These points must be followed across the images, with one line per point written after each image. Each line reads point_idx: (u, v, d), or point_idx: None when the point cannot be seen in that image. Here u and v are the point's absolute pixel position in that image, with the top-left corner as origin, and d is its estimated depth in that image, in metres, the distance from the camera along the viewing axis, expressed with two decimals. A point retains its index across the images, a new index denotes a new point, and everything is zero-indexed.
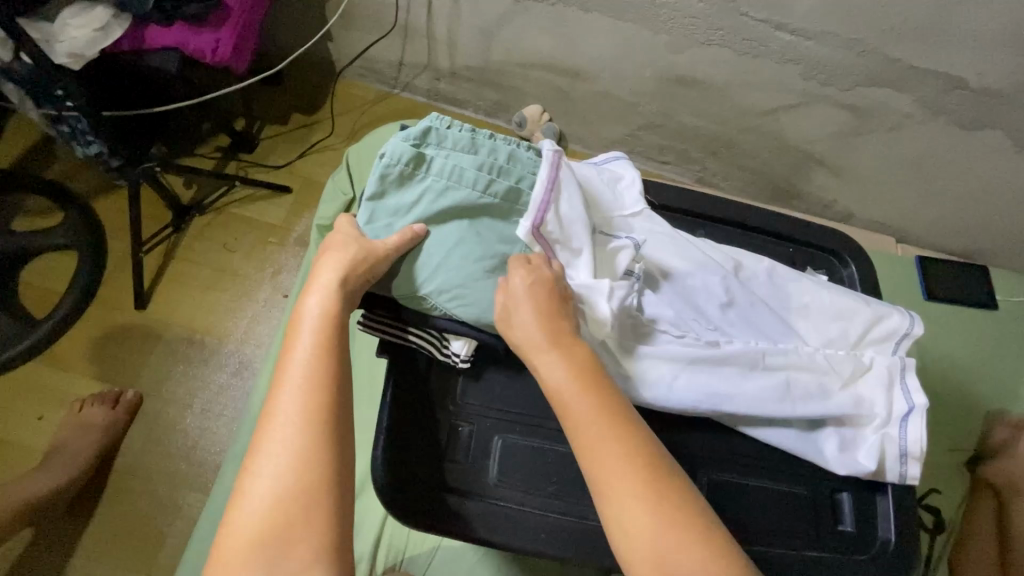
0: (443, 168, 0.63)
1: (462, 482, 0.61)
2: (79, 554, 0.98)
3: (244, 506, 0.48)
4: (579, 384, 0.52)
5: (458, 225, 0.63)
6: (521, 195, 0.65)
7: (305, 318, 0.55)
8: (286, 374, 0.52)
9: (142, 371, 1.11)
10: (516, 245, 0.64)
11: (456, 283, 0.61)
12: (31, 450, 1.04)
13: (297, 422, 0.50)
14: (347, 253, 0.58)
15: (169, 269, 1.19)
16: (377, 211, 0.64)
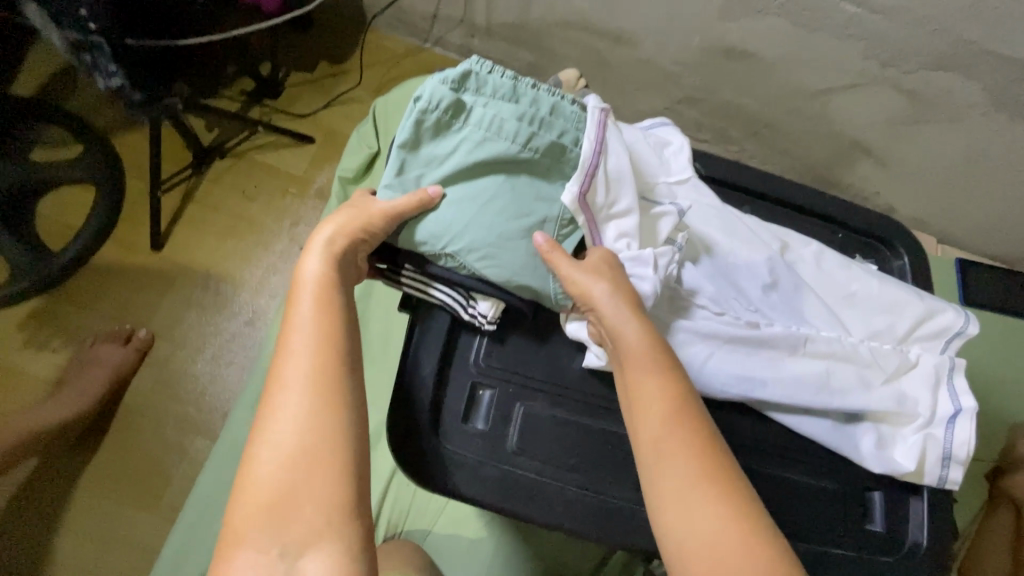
0: (482, 118, 0.59)
1: (480, 448, 0.57)
2: (87, 488, 0.99)
3: (254, 470, 0.46)
4: (652, 358, 0.52)
5: (493, 180, 0.59)
6: (566, 151, 0.60)
7: (303, 281, 0.52)
8: (292, 334, 0.50)
9: (156, 313, 1.10)
10: (555, 205, 0.60)
11: (487, 241, 0.58)
12: (41, 382, 1.04)
13: (305, 384, 0.48)
14: (347, 217, 0.56)
15: (186, 211, 1.17)
16: (410, 160, 0.60)
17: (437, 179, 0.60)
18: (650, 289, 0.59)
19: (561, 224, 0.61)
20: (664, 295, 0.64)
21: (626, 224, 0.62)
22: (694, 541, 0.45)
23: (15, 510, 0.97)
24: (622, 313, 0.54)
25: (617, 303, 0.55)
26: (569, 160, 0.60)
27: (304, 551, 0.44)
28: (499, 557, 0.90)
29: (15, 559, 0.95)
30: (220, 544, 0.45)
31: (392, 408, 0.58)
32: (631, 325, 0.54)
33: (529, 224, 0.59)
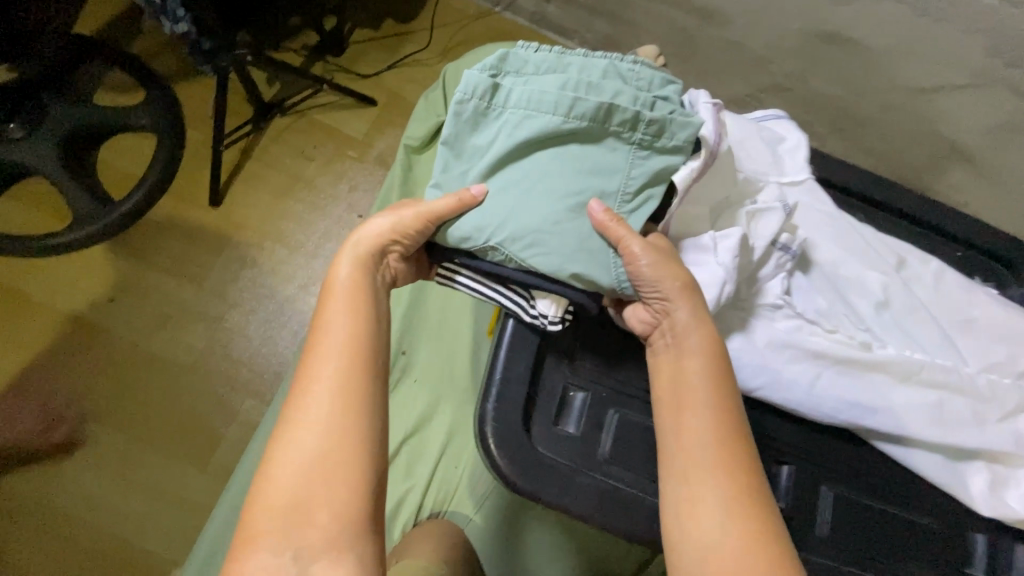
0: (522, 96, 0.53)
1: (572, 455, 0.54)
2: (139, 442, 0.97)
3: (277, 466, 0.46)
4: (704, 354, 0.51)
5: (543, 158, 0.54)
6: (613, 113, 0.52)
7: (336, 283, 0.53)
8: (328, 332, 0.50)
9: (211, 270, 1.07)
10: (612, 179, 0.54)
11: (532, 227, 0.52)
12: (96, 332, 1.01)
13: (334, 388, 0.48)
14: (389, 215, 0.55)
15: (245, 168, 1.14)
16: (455, 157, 0.56)
17: (483, 170, 0.55)
18: (717, 276, 0.54)
19: (622, 198, 0.54)
20: (764, 305, 0.59)
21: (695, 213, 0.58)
22: (720, 558, 0.43)
23: (63, 460, 0.95)
24: (688, 307, 0.51)
25: (688, 297, 0.51)
26: (620, 120, 0.53)
27: (316, 560, 0.44)
28: (547, 547, 0.89)
29: (60, 508, 0.93)
30: (236, 540, 0.45)
31: (484, 405, 0.54)
32: (696, 327, 0.51)
33: (582, 200, 0.53)
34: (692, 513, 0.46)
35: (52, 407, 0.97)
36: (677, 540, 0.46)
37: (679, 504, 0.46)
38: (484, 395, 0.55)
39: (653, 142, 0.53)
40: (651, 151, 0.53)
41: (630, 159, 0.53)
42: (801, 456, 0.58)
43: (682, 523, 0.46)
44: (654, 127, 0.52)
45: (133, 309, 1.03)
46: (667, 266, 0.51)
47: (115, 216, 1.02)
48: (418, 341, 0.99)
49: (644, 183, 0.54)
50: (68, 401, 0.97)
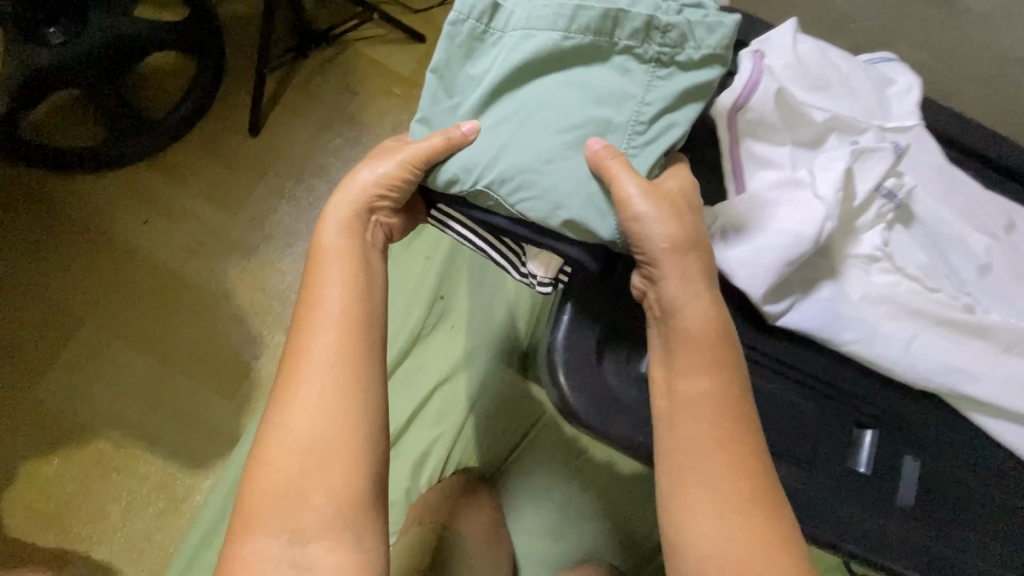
0: (522, 15, 0.47)
1: (644, 394, 0.51)
2: (167, 367, 0.95)
3: (272, 447, 0.46)
4: (703, 338, 0.46)
5: (546, 79, 0.47)
6: (622, 23, 0.46)
7: (325, 252, 0.51)
8: (321, 311, 0.48)
9: (248, 199, 1.03)
10: (623, 109, 0.47)
11: (525, 165, 0.45)
12: (127, 253, 0.98)
13: (327, 364, 0.47)
14: (373, 168, 0.51)
15: (286, 97, 1.09)
16: (447, 86, 0.49)
17: (480, 99, 0.48)
18: (817, 212, 0.49)
19: (633, 131, 0.47)
20: (860, 256, 0.54)
21: (773, 153, 0.54)
22: (715, 556, 0.43)
23: (87, 380, 0.92)
24: (678, 278, 0.46)
25: (681, 264, 0.46)
26: (630, 34, 0.46)
27: (314, 541, 0.43)
28: (578, 507, 0.86)
29: (84, 426, 0.91)
30: (233, 522, 0.45)
31: (555, 334, 0.52)
32: (694, 303, 0.47)
33: (580, 135, 0.46)
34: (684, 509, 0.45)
35: (80, 325, 0.94)
36: (670, 531, 0.45)
37: (675, 500, 0.45)
38: (554, 326, 0.52)
39: (673, 56, 0.47)
40: (673, 67, 0.47)
41: (646, 83, 0.47)
42: (888, 419, 0.53)
43: (678, 520, 0.45)
44: (670, 35, 0.46)
45: (168, 234, 1.00)
46: (665, 225, 0.45)
47: (157, 135, 1.00)
48: (458, 286, 0.95)
49: (661, 108, 0.47)
50: (97, 320, 0.95)
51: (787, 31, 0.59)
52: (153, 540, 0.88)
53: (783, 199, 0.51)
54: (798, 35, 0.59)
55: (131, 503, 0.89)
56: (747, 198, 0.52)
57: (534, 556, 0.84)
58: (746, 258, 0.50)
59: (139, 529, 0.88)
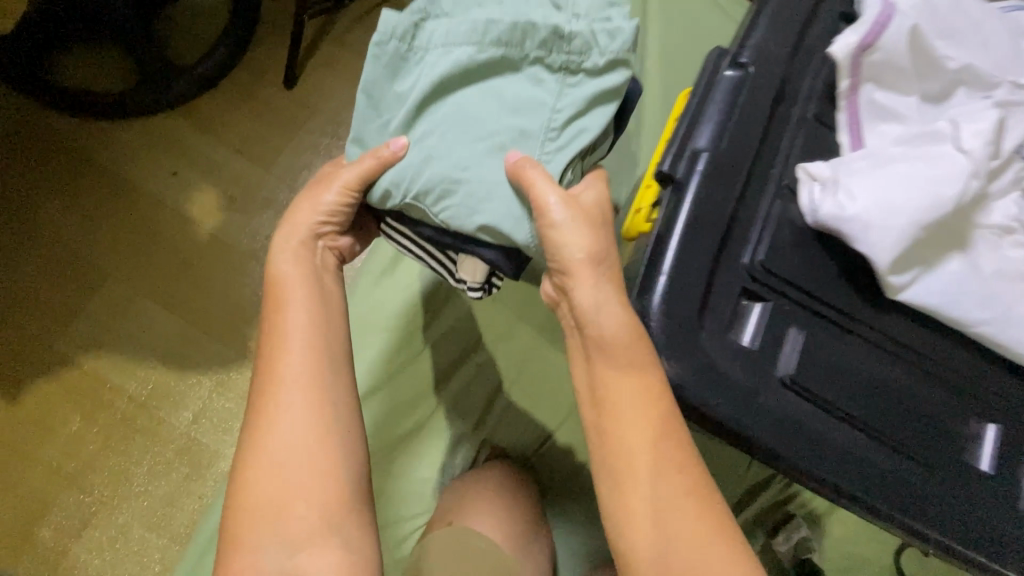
0: (444, 35, 0.48)
1: (748, 371, 0.44)
2: (191, 326, 0.90)
3: (252, 463, 0.50)
4: (622, 349, 0.42)
5: (469, 93, 0.48)
6: (532, 35, 0.48)
7: (284, 285, 0.53)
8: (286, 337, 0.51)
9: (280, 155, 0.98)
10: (534, 116, 0.48)
11: (448, 176, 0.46)
12: (153, 206, 0.93)
13: (299, 387, 0.50)
14: (314, 199, 0.54)
15: (323, 48, 1.03)
16: (379, 110, 0.49)
17: (407, 114, 0.48)
18: (961, 169, 0.43)
19: (546, 136, 0.49)
20: (995, 227, 0.46)
21: (900, 104, 0.47)
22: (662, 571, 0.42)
23: (111, 336, 0.88)
24: (589, 286, 0.45)
25: (594, 272, 0.46)
26: (541, 45, 0.48)
27: (300, 547, 0.49)
28: None
29: (107, 384, 0.87)
30: (226, 535, 0.50)
31: (649, 298, 0.43)
32: (609, 311, 0.44)
33: (501, 148, 0.47)
34: (626, 523, 0.44)
35: (105, 279, 0.90)
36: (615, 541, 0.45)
37: (615, 513, 0.44)
38: (646, 289, 0.44)
39: (579, 64, 0.48)
40: (579, 75, 0.48)
41: (555, 91, 0.49)
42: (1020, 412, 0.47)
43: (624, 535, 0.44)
44: (575, 44, 0.48)
45: (196, 188, 0.95)
46: (577, 233, 0.46)
47: (189, 83, 0.94)
48: None
49: (573, 115, 0.48)
50: (122, 275, 0.90)
51: None
52: (178, 505, 0.85)
53: (915, 154, 0.44)
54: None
55: (155, 467, 0.85)
56: (864, 156, 0.46)
57: (574, 542, 0.79)
58: (871, 219, 0.43)
59: (164, 493, 0.85)
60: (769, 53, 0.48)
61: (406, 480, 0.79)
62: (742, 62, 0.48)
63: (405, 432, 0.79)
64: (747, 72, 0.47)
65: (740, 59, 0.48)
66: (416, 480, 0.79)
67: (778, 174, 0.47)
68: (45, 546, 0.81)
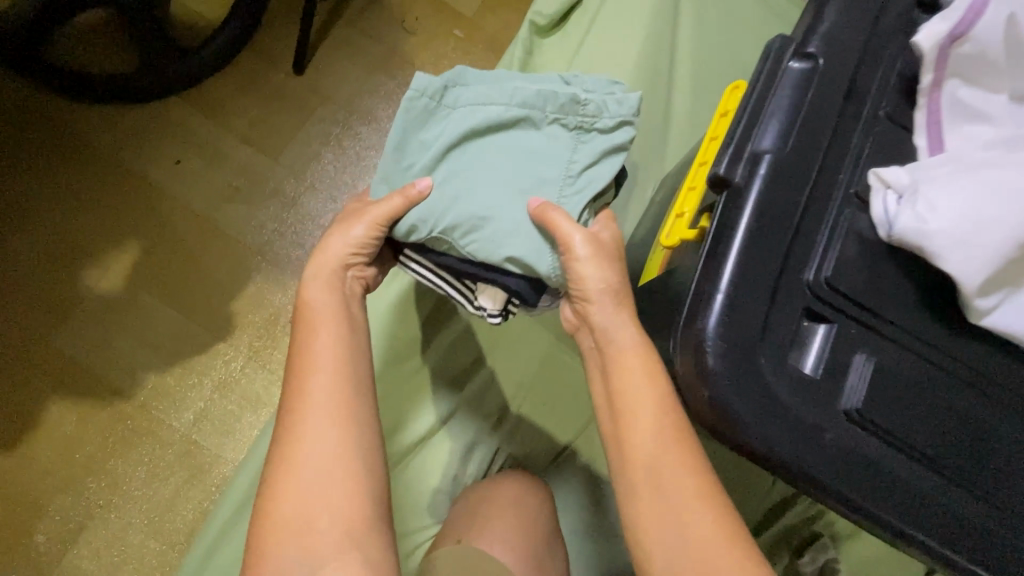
0: (471, 91, 0.51)
1: (810, 402, 0.39)
2: (192, 323, 0.86)
3: (280, 483, 0.46)
4: (643, 363, 0.48)
5: (492, 144, 0.51)
6: (554, 97, 0.51)
7: (310, 299, 0.52)
8: (315, 352, 0.49)
9: (288, 145, 0.93)
10: (554, 167, 0.51)
11: (473, 215, 0.49)
12: (154, 196, 0.89)
13: (325, 394, 0.48)
14: (343, 232, 0.53)
15: (335, 32, 0.98)
16: (405, 156, 0.51)
17: (430, 159, 0.51)
18: None
19: (565, 186, 0.51)
20: None
21: (990, 103, 0.41)
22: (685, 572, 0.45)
23: (111, 332, 0.84)
24: (608, 312, 0.50)
25: (615, 302, 0.50)
26: (562, 106, 0.51)
27: (326, 562, 0.44)
28: None
29: (105, 383, 0.83)
30: (247, 553, 0.46)
31: (703, 318, 0.38)
32: (626, 331, 0.50)
33: (524, 195, 0.50)
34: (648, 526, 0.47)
35: (106, 271, 0.86)
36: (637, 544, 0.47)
37: (638, 517, 0.47)
38: (701, 307, 0.38)
39: (593, 123, 0.51)
40: (593, 132, 0.51)
41: (573, 145, 0.51)
42: None
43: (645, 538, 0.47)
44: (593, 107, 0.50)
45: (199, 177, 0.90)
46: (601, 268, 0.49)
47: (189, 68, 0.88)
48: None
49: (590, 168, 0.51)
50: (124, 268, 0.86)
51: None
52: (177, 510, 0.81)
53: (1009, 161, 0.39)
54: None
55: (153, 471, 0.82)
56: (945, 162, 0.40)
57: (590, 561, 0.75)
58: (957, 234, 0.38)
59: (162, 498, 0.81)
60: (840, 43, 0.43)
61: (415, 491, 0.74)
62: (810, 52, 0.42)
63: (416, 441, 0.75)
64: (816, 65, 0.42)
65: (808, 49, 0.43)
66: (425, 492, 0.75)
67: (847, 179, 0.42)
68: (39, 551, 0.78)
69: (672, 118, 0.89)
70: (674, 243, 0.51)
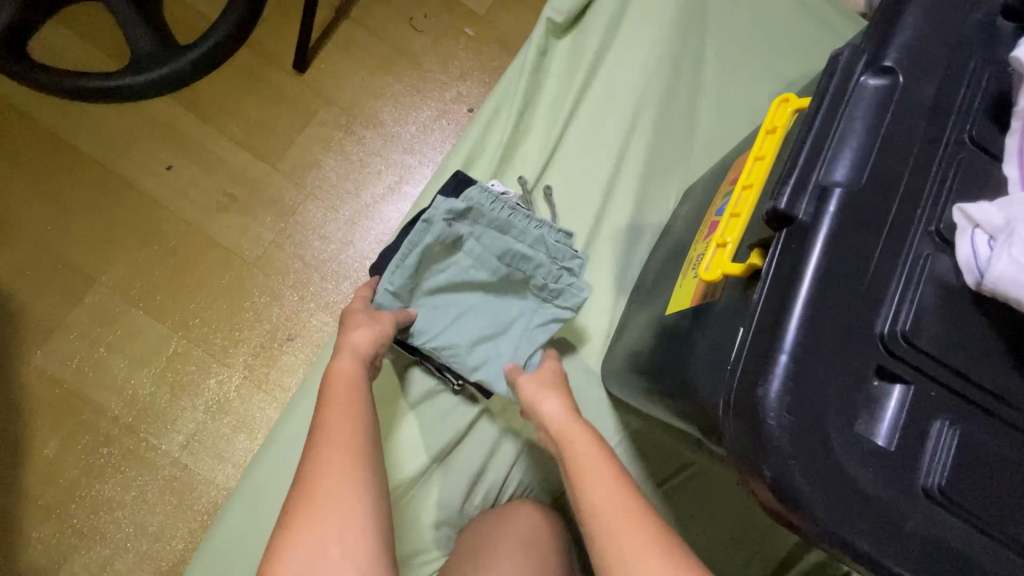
0: (475, 249, 0.66)
1: (883, 478, 0.33)
2: (184, 340, 0.81)
3: (291, 518, 0.45)
4: (598, 446, 0.54)
5: (478, 293, 0.69)
6: (532, 276, 0.67)
7: (337, 366, 0.56)
8: (336, 402, 0.53)
9: (287, 150, 0.88)
10: (517, 321, 0.69)
11: (457, 345, 0.67)
12: (144, 203, 0.84)
13: (348, 431, 0.50)
14: (357, 332, 0.59)
15: (338, 29, 0.92)
16: (416, 282, 0.67)
17: (434, 289, 0.67)
18: None
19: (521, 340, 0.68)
20: None
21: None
22: None
23: (97, 348, 0.79)
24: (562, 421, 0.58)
25: (573, 423, 0.57)
26: (534, 282, 0.67)
27: None
28: None
29: (91, 404, 0.78)
30: None
31: (765, 382, 0.33)
32: (586, 437, 0.55)
33: (491, 340, 0.68)
34: None
35: (92, 283, 0.81)
36: None
37: None
38: (762, 367, 0.33)
39: (553, 299, 0.68)
40: (551, 305, 0.68)
41: (535, 307, 0.68)
42: None
43: None
44: (553, 291, 0.67)
45: (192, 183, 0.85)
46: (558, 397, 0.60)
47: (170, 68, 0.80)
48: None
49: (542, 329, 0.68)
50: (111, 280, 0.81)
51: None
52: (167, 539, 0.76)
53: None
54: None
55: (141, 497, 0.77)
56: None
57: None
58: None
59: (151, 526, 0.76)
60: (920, 57, 0.37)
61: (418, 526, 0.69)
62: (888, 66, 0.37)
63: (420, 471, 0.70)
64: (896, 81, 0.36)
65: (884, 62, 0.37)
66: (430, 525, 0.69)
67: (928, 216, 0.36)
68: None
69: (698, 127, 0.83)
70: (715, 278, 0.45)
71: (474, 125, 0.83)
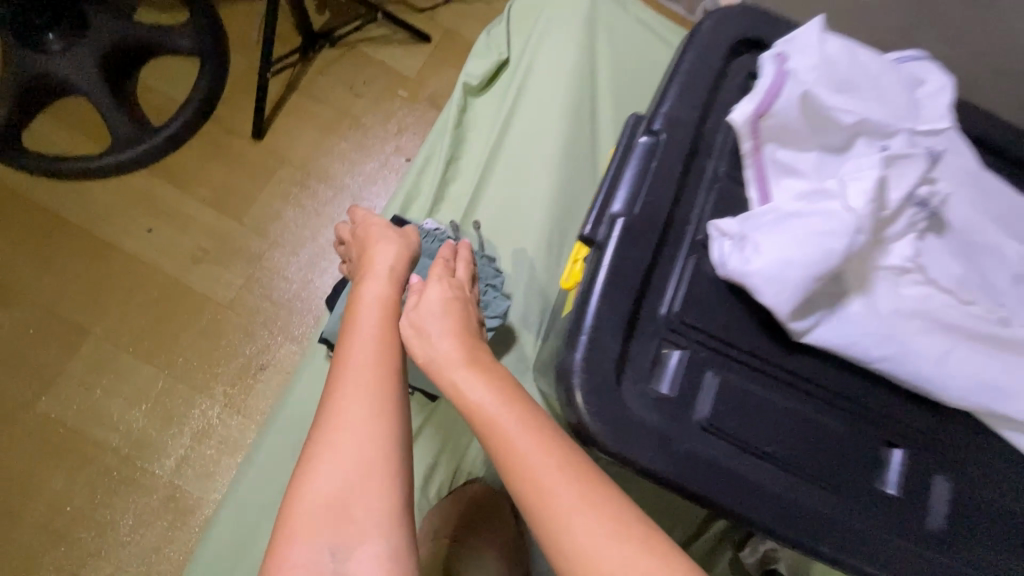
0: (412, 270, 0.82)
1: (663, 417, 0.48)
2: (170, 376, 0.93)
3: (311, 466, 0.44)
4: (501, 396, 0.47)
5: None
6: None
7: (362, 300, 0.55)
8: (355, 343, 0.50)
9: (252, 206, 1.02)
10: None
11: None
12: (129, 263, 0.97)
13: (365, 379, 0.47)
14: (389, 257, 0.60)
15: (289, 100, 1.07)
16: None
17: None
18: (851, 217, 0.46)
19: None
20: (869, 278, 0.50)
21: (799, 161, 0.51)
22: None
23: (95, 391, 0.91)
24: (453, 348, 0.51)
25: (463, 356, 0.50)
26: None
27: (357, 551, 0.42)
28: None
29: (92, 439, 0.90)
30: (273, 539, 0.43)
31: (571, 353, 0.47)
32: (478, 377, 0.48)
33: None
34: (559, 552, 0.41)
35: (86, 334, 0.93)
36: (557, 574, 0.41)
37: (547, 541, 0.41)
38: (571, 343, 0.47)
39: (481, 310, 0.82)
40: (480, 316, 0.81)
41: None
42: (919, 439, 0.51)
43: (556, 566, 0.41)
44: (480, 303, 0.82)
45: (172, 241, 0.99)
46: (450, 334, 0.52)
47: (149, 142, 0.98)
48: None
49: None
50: (104, 331, 0.94)
51: (814, 31, 0.53)
52: (164, 554, 0.88)
53: (811, 208, 0.48)
54: (823, 35, 0.53)
55: (140, 518, 0.88)
56: (768, 210, 0.49)
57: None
58: (773, 272, 0.47)
59: (150, 542, 0.88)
60: (679, 119, 0.53)
61: None
62: (655, 129, 0.52)
63: None
64: (660, 138, 0.52)
65: (653, 126, 0.53)
66: None
67: (694, 228, 0.52)
68: None
69: (597, 159, 1.00)
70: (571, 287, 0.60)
71: (410, 175, 1.00)
